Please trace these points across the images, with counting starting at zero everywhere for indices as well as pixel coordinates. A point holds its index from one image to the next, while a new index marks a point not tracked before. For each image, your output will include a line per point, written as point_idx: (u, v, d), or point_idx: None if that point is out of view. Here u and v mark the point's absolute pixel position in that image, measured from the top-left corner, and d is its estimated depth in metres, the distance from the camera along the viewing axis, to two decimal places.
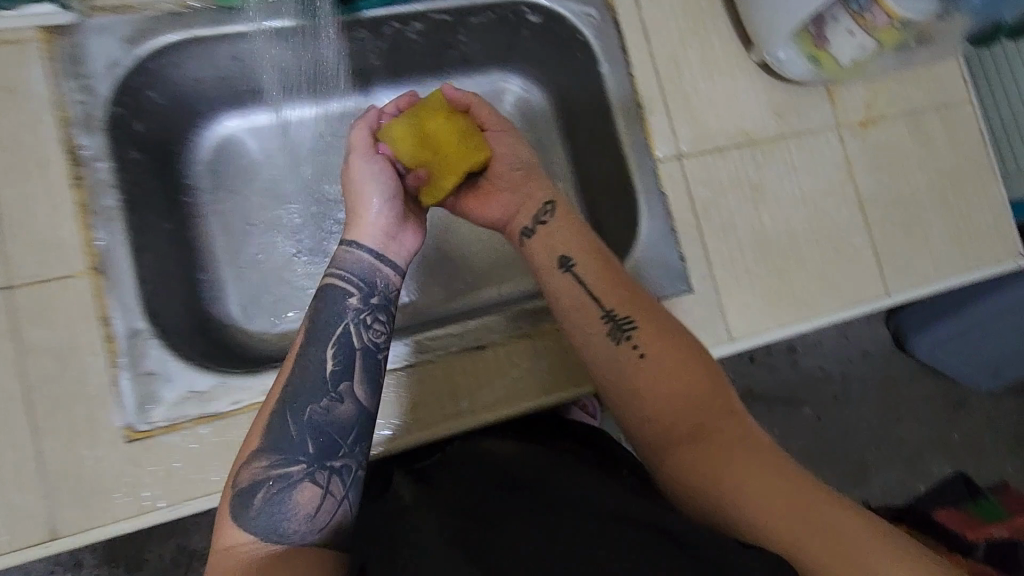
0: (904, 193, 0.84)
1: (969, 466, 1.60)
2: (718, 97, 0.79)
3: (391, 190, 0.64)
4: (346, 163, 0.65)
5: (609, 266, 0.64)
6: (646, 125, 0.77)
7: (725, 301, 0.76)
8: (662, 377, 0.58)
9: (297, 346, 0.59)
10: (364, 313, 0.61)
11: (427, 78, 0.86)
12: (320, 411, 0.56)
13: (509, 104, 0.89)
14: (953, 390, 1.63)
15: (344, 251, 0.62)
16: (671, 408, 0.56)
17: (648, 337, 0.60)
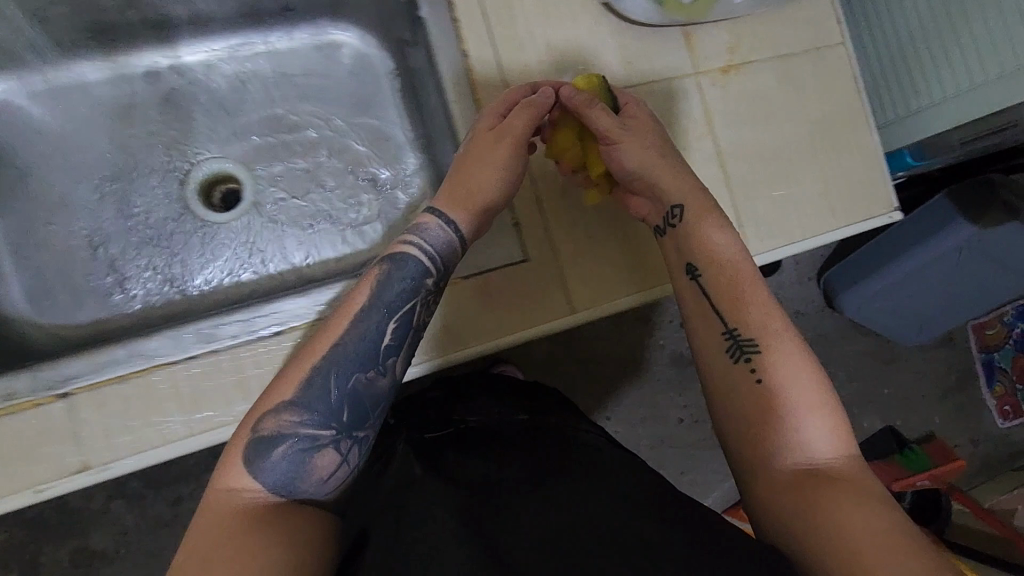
0: (770, 145, 0.78)
1: (898, 421, 1.61)
2: (556, 43, 0.71)
3: (491, 196, 0.64)
4: (469, 163, 0.64)
5: (746, 286, 0.64)
6: (472, 78, 0.69)
7: (566, 269, 0.71)
8: (773, 391, 0.59)
9: (355, 304, 0.58)
10: (431, 295, 0.62)
11: (239, 30, 0.78)
12: (363, 382, 0.57)
13: (345, 60, 0.81)
14: (882, 346, 1.62)
15: (430, 220, 0.62)
16: (777, 420, 0.58)
17: (771, 362, 0.60)
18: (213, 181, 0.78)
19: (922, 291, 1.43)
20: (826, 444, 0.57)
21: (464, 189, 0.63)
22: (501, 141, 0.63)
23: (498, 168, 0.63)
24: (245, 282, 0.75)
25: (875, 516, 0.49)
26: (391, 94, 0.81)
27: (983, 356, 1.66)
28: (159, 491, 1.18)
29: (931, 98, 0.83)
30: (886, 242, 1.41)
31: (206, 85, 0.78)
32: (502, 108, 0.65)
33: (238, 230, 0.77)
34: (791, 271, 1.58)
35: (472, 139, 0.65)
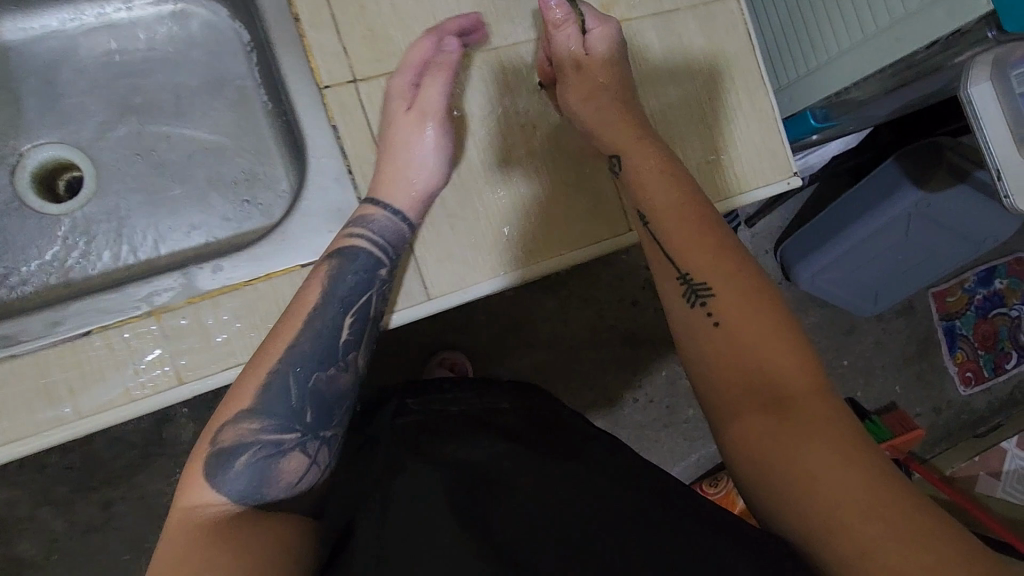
0: (649, 110, 0.73)
1: (858, 393, 1.56)
2: (401, 4, 0.64)
3: (428, 157, 0.62)
4: (396, 124, 0.62)
5: (705, 222, 0.60)
6: (304, 44, 0.62)
7: (421, 255, 0.64)
8: (734, 334, 0.55)
9: (308, 301, 0.57)
10: (386, 286, 0.61)
11: (64, 6, 0.70)
12: (325, 381, 0.55)
13: (194, 35, 0.75)
14: (841, 317, 1.56)
15: (377, 209, 0.61)
16: (744, 368, 0.54)
17: (727, 306, 0.56)
18: (53, 169, 0.73)
19: (877, 258, 1.37)
20: (804, 382, 0.52)
21: (401, 168, 0.61)
22: (426, 113, 0.62)
23: (434, 142, 0.62)
24: (85, 278, 0.69)
25: (860, 471, 0.46)
26: (247, 67, 0.75)
27: (943, 323, 1.59)
28: (86, 496, 1.10)
29: (830, 52, 0.76)
30: (834, 210, 1.36)
31: (36, 64, 0.71)
32: (415, 76, 0.63)
33: (76, 223, 0.71)
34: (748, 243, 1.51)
35: (391, 114, 0.63)
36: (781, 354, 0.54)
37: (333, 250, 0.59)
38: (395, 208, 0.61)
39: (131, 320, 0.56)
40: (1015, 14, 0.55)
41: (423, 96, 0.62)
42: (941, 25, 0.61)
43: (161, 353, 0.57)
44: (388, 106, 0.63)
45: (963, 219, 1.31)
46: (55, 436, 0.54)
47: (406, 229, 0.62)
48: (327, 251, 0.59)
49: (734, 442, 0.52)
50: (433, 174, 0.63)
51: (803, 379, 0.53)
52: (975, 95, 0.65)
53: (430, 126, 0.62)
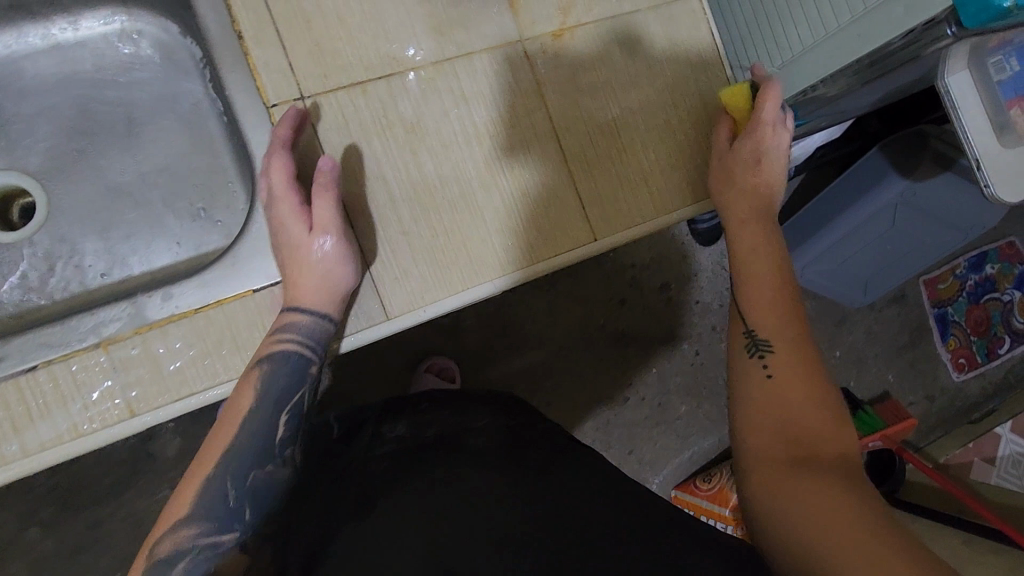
0: (612, 118, 0.71)
1: (851, 383, 1.55)
2: (349, 17, 0.63)
3: (331, 271, 0.58)
4: (290, 245, 0.59)
5: (777, 294, 0.63)
6: (250, 63, 0.61)
7: (379, 271, 0.63)
8: (783, 387, 0.57)
9: (240, 409, 0.56)
10: (316, 380, 0.61)
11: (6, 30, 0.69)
12: (262, 478, 0.55)
13: (142, 53, 0.72)
14: (831, 308, 1.54)
15: (296, 315, 0.58)
16: (778, 415, 0.56)
17: (782, 363, 0.59)
18: (5, 196, 0.72)
19: (864, 250, 1.36)
20: (833, 448, 0.53)
21: (313, 279, 0.58)
22: (325, 229, 0.58)
23: (343, 248, 0.59)
24: (40, 307, 0.68)
25: (855, 516, 0.45)
26: (200, 84, 0.73)
27: (936, 312, 1.58)
28: (73, 516, 1.08)
29: (794, 50, 0.74)
30: (821, 200, 1.35)
31: None
32: (297, 198, 0.59)
33: (32, 251, 0.70)
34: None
35: (286, 237, 0.59)
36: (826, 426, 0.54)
37: (261, 357, 0.57)
38: (317, 309, 0.58)
39: (78, 353, 0.55)
40: (972, 8, 0.53)
41: (316, 209, 0.58)
42: (901, 21, 0.60)
43: (111, 384, 0.56)
44: (281, 230, 0.59)
45: (949, 210, 1.28)
46: (5, 474, 0.54)
47: (333, 325, 0.60)
48: (254, 358, 0.57)
49: (753, 485, 0.53)
50: (348, 275, 0.59)
51: (841, 452, 0.53)
52: (953, 81, 0.76)
53: (326, 240, 0.58)
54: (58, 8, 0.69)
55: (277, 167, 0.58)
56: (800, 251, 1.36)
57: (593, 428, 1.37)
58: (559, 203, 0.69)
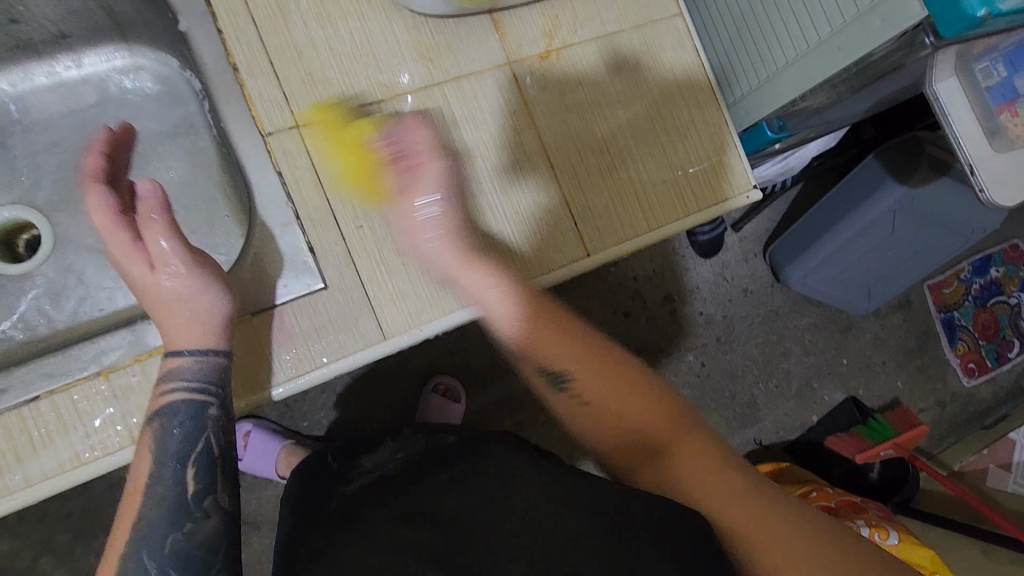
0: (600, 133, 0.72)
1: (860, 391, 1.53)
2: (339, 47, 0.65)
3: (182, 299, 0.58)
4: (144, 297, 0.59)
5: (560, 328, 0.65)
6: (245, 93, 0.63)
7: (374, 294, 0.64)
8: (613, 404, 0.60)
9: (140, 475, 0.53)
10: (223, 419, 0.57)
11: (13, 68, 0.71)
12: (183, 541, 0.51)
13: (143, 87, 0.75)
14: (836, 317, 1.53)
15: (170, 362, 0.56)
16: (615, 438, 0.60)
17: (588, 387, 0.62)
18: (13, 229, 0.74)
19: (863, 259, 1.35)
20: (657, 419, 0.59)
21: (174, 315, 0.58)
22: (166, 262, 0.59)
23: (195, 276, 0.59)
24: (43, 337, 0.69)
25: (706, 471, 0.55)
26: (198, 114, 0.75)
27: (943, 317, 1.57)
28: (86, 543, 1.08)
29: (776, 64, 0.76)
30: (820, 207, 1.35)
31: None
32: (130, 235, 0.60)
33: (39, 284, 0.71)
34: (737, 248, 1.49)
35: (141, 288, 0.59)
36: (644, 413, 0.59)
37: (151, 413, 0.55)
38: (199, 348, 0.57)
39: (78, 382, 0.56)
40: (947, 18, 0.54)
41: (157, 245, 0.59)
42: (878, 34, 0.61)
43: (112, 412, 0.57)
44: (133, 279, 0.59)
45: (945, 212, 1.28)
46: (7, 505, 0.54)
47: (224, 356, 0.58)
48: (146, 416, 0.56)
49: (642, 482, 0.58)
50: (212, 299, 0.58)
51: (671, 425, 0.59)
52: (942, 88, 0.76)
53: (170, 272, 0.59)
54: (62, 47, 0.71)
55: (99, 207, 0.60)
56: (800, 258, 1.36)
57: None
58: (540, 224, 0.69)
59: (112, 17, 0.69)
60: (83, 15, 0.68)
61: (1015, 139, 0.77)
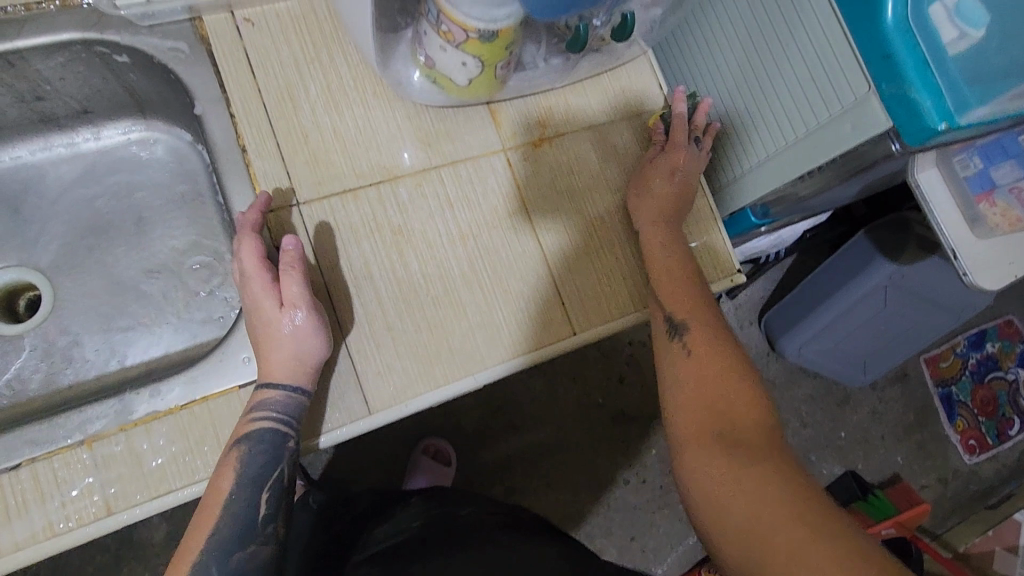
0: (589, 216, 0.75)
1: (859, 465, 1.50)
2: (344, 131, 0.69)
3: (303, 339, 0.60)
4: (260, 319, 0.60)
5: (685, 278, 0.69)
6: (251, 172, 0.66)
7: (362, 367, 0.65)
8: (706, 365, 0.63)
9: (221, 491, 0.56)
10: (296, 453, 0.61)
11: (34, 139, 0.75)
12: (245, 561, 0.55)
13: (157, 158, 0.78)
14: (831, 389, 1.53)
15: (267, 389, 0.59)
16: (703, 389, 0.61)
17: (700, 341, 0.65)
18: (15, 290, 0.76)
19: (858, 332, 1.37)
20: (738, 395, 0.60)
21: (287, 354, 0.59)
22: (294, 303, 0.60)
23: (314, 320, 0.61)
24: (36, 397, 0.70)
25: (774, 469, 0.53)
26: (208, 185, 0.78)
27: (941, 392, 1.56)
28: None
29: (756, 157, 0.80)
30: (810, 280, 1.37)
31: (7, 194, 0.76)
32: (267, 275, 0.60)
33: (35, 344, 0.73)
34: (731, 316, 1.52)
35: (257, 312, 0.60)
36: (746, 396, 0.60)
37: (239, 436, 0.58)
38: (292, 383, 0.60)
39: (62, 451, 0.57)
40: (912, 127, 0.57)
41: (285, 281, 0.60)
42: (850, 137, 0.65)
43: (91, 481, 0.57)
44: (255, 305, 0.60)
45: (936, 289, 1.30)
46: None
47: (309, 397, 0.61)
48: (231, 439, 0.58)
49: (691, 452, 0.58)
50: (319, 346, 0.61)
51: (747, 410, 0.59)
52: (924, 178, 0.79)
53: (296, 312, 0.60)
54: (83, 120, 0.76)
55: (249, 247, 0.61)
56: (794, 331, 1.39)
57: (594, 514, 1.33)
58: (531, 304, 0.71)
59: (133, 95, 0.73)
60: (106, 94, 0.72)
61: (995, 227, 0.80)
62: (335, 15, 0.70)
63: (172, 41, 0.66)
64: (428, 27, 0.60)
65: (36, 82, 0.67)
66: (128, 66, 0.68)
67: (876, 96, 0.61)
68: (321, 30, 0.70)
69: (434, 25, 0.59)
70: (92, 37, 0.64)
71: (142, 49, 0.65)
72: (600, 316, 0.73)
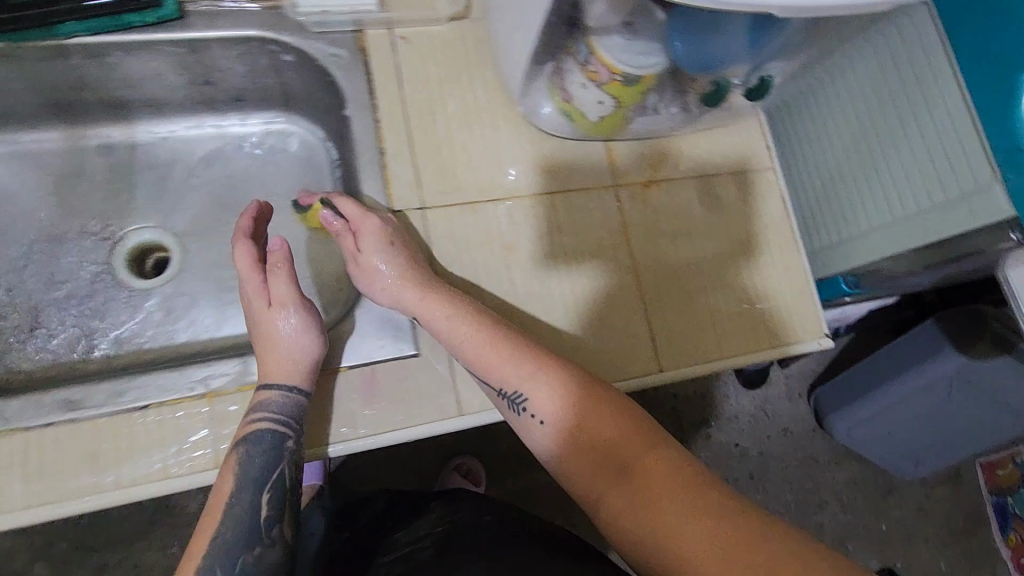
0: (687, 261, 0.78)
1: (898, 564, 1.43)
2: (471, 146, 0.74)
3: (293, 333, 0.63)
4: (257, 321, 0.65)
5: (494, 334, 0.63)
6: (385, 172, 0.72)
7: (456, 369, 0.68)
8: (558, 418, 0.59)
9: (222, 495, 0.58)
10: (297, 452, 0.62)
11: (189, 115, 0.83)
12: (252, 562, 0.57)
13: (291, 149, 0.85)
14: (876, 477, 1.48)
15: (261, 393, 0.61)
16: (581, 448, 0.58)
17: (542, 404, 0.60)
18: (145, 250, 0.82)
19: (911, 422, 1.31)
20: (605, 432, 0.57)
21: (280, 352, 0.62)
22: (284, 302, 0.64)
23: (304, 319, 0.64)
24: (148, 349, 0.76)
25: (679, 506, 0.51)
26: (330, 180, 0.84)
27: (994, 500, 1.47)
28: (96, 557, 1.10)
29: (859, 227, 0.81)
30: (871, 359, 1.33)
31: (156, 161, 0.83)
32: (260, 278, 0.66)
33: (154, 300, 0.79)
34: (782, 384, 1.50)
35: (254, 315, 0.65)
36: (617, 432, 0.57)
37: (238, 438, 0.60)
38: (288, 383, 0.62)
39: (186, 400, 0.61)
40: None
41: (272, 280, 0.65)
42: (964, 220, 0.66)
43: (205, 434, 0.61)
44: (251, 310, 0.65)
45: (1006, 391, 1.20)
46: (83, 504, 0.57)
47: (307, 396, 0.63)
48: (233, 440, 0.60)
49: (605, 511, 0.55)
50: (313, 344, 0.63)
51: (623, 440, 0.56)
52: None
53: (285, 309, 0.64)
54: (235, 106, 0.83)
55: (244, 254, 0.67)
56: (843, 412, 1.35)
57: None
58: (615, 335, 0.73)
59: (285, 90, 0.81)
60: (263, 86, 0.80)
61: None
62: (481, 43, 0.76)
63: (336, 47, 0.73)
64: (575, 64, 0.65)
65: (210, 67, 0.75)
66: (292, 64, 0.75)
67: (1000, 185, 0.62)
68: (467, 54, 0.76)
69: (582, 63, 0.64)
70: (269, 36, 0.71)
71: (309, 51, 0.73)
72: (686, 359, 0.75)
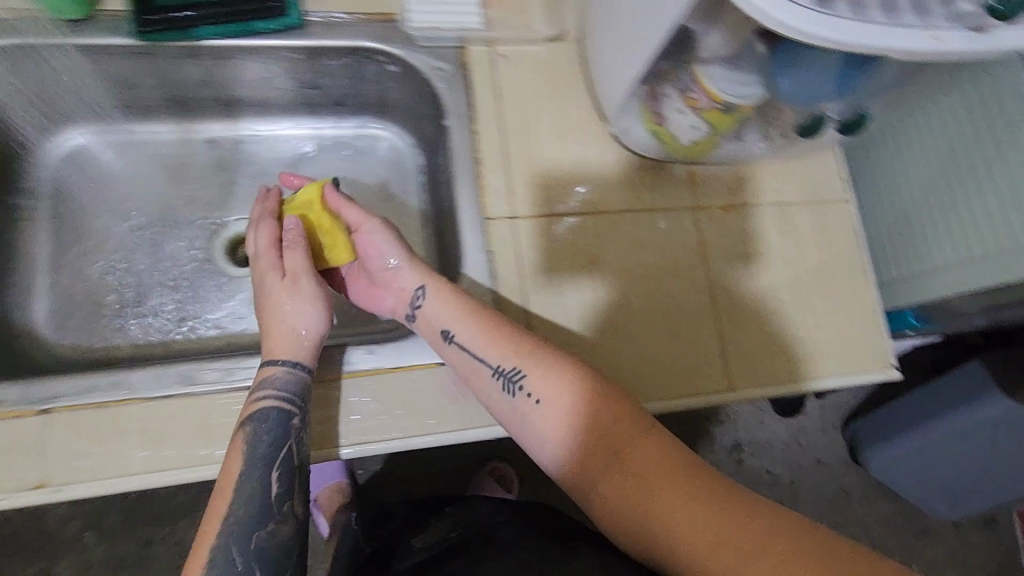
0: (762, 284, 0.80)
1: None
2: (561, 162, 0.77)
3: (303, 308, 0.65)
4: (264, 295, 0.67)
5: (493, 320, 0.66)
6: (479, 181, 0.75)
7: None
8: (554, 404, 0.61)
9: (229, 474, 0.57)
10: (303, 431, 0.62)
11: (290, 115, 0.88)
12: (267, 538, 0.56)
13: (381, 153, 0.90)
14: (910, 516, 1.47)
15: (269, 369, 0.62)
16: (577, 435, 0.60)
17: (541, 386, 0.62)
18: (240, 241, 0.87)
19: (946, 469, 1.28)
20: (604, 422, 0.59)
21: (288, 326, 0.64)
22: (297, 275, 0.66)
23: (313, 295, 0.66)
24: (236, 334, 0.81)
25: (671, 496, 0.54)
26: (415, 186, 0.89)
27: None
28: (152, 527, 1.15)
29: (933, 262, 0.83)
30: (906, 400, 1.30)
31: (255, 156, 0.88)
32: (276, 254, 0.68)
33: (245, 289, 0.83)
34: (816, 415, 1.50)
35: (264, 288, 0.67)
36: (615, 421, 0.59)
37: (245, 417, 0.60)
38: (292, 359, 0.63)
39: None
40: None
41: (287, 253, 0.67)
42: None
43: None
44: (263, 283, 0.67)
45: None
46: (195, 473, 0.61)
47: (309, 372, 0.64)
48: (239, 420, 0.60)
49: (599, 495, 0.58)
50: (319, 320, 0.65)
51: (620, 430, 0.59)
52: None
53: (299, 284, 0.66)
54: (334, 110, 0.88)
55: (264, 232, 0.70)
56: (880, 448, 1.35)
57: None
58: (687, 353, 0.76)
59: (382, 98, 0.85)
60: (363, 93, 0.85)
61: None
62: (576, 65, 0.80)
63: (441, 62, 0.77)
64: (675, 90, 0.68)
65: (320, 72, 0.80)
66: (396, 74, 0.80)
67: None
68: (562, 75, 0.80)
69: (683, 90, 0.67)
70: (381, 48, 0.76)
71: (415, 64, 0.77)
72: (757, 380, 0.77)
